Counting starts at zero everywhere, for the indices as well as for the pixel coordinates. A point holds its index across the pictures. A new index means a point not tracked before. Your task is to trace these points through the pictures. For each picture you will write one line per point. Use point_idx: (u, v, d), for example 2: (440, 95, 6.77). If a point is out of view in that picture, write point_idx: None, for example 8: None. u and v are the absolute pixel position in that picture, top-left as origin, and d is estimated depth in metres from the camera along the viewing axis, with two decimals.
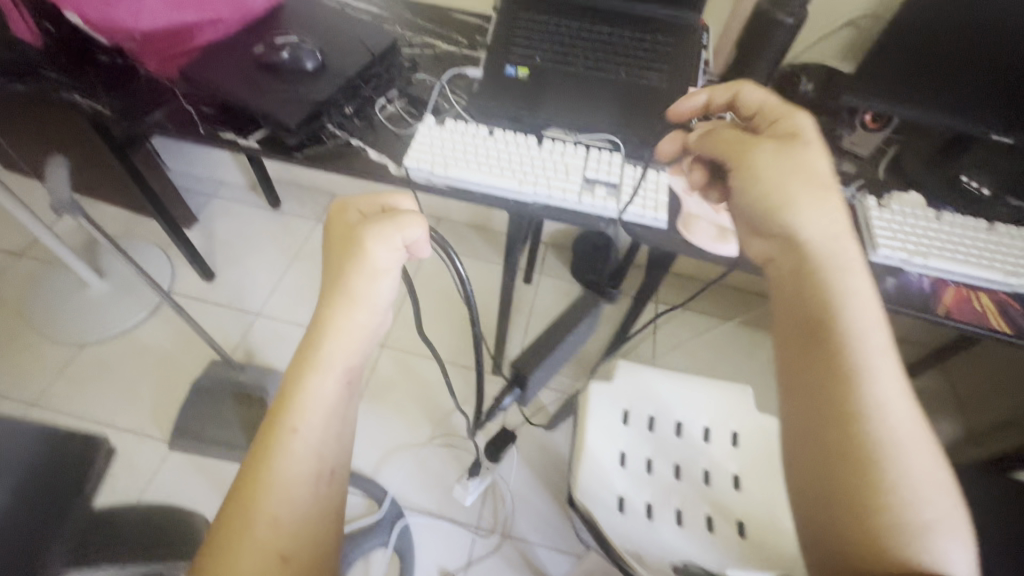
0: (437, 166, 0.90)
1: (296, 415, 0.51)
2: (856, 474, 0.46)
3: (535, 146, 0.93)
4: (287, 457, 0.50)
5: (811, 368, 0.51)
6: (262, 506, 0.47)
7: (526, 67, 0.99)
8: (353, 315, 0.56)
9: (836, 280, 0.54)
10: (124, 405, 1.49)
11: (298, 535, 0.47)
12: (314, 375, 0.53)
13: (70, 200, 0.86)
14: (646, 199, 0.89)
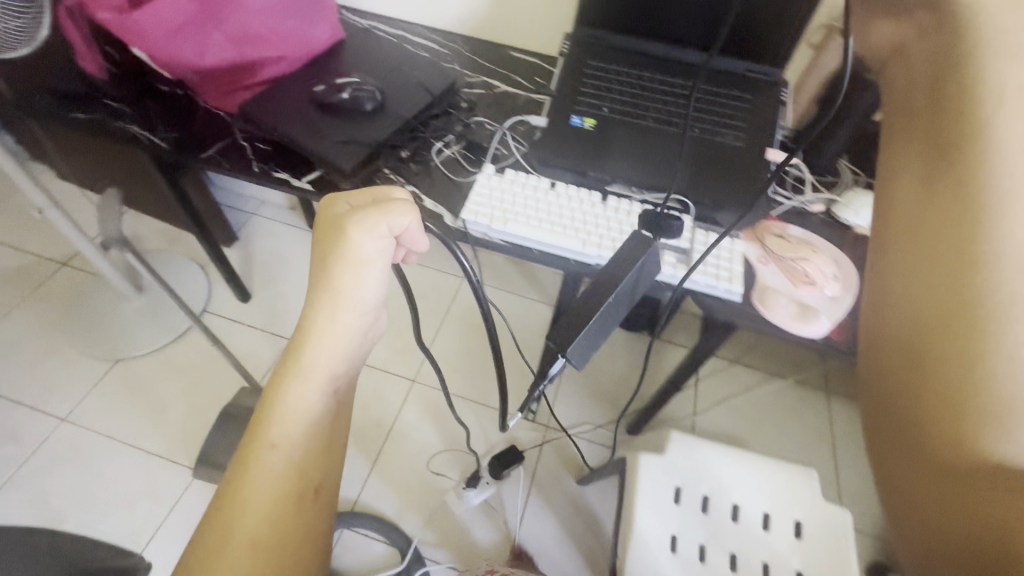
0: (496, 220, 0.85)
1: (274, 430, 0.55)
2: (953, 358, 0.36)
3: (599, 204, 0.88)
4: (269, 469, 0.54)
5: (929, 294, 0.38)
6: (245, 511, 0.52)
7: (594, 118, 0.94)
8: (339, 320, 0.60)
9: (977, 111, 0.39)
10: (151, 426, 1.46)
11: (277, 538, 0.53)
12: (297, 388, 0.57)
13: (119, 235, 0.84)
14: (719, 267, 0.83)
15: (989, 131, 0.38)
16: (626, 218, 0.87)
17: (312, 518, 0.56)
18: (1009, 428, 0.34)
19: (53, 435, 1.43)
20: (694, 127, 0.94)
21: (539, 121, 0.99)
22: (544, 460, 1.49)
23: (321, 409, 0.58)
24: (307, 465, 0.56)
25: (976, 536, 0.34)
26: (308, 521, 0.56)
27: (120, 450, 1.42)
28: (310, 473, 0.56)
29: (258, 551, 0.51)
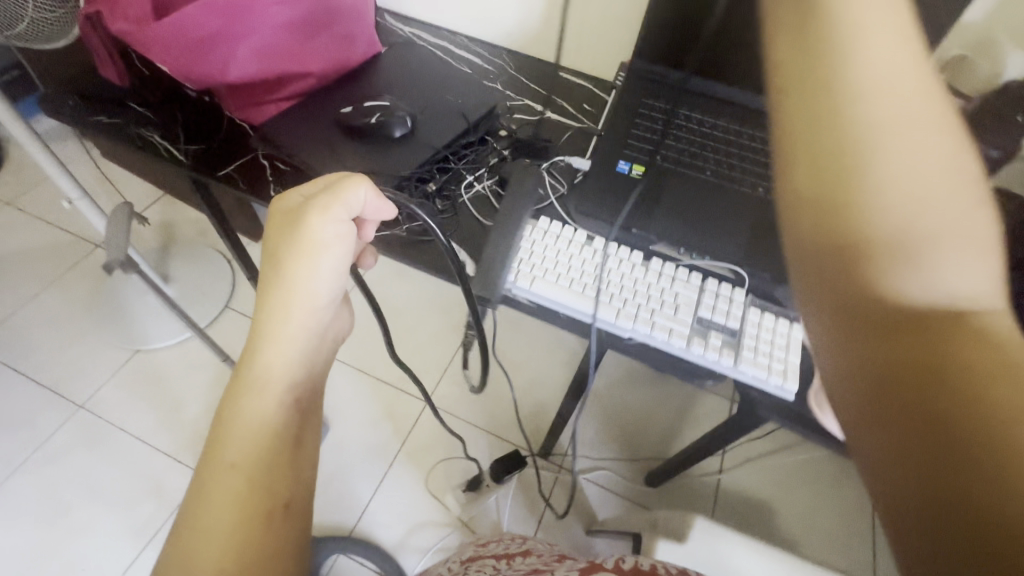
0: (522, 277, 0.77)
1: (230, 450, 0.50)
2: (912, 346, 0.32)
3: (640, 267, 0.78)
4: (227, 488, 0.48)
5: (819, 173, 0.38)
6: (203, 536, 0.46)
7: (643, 166, 0.84)
8: (293, 321, 0.57)
9: (840, 69, 0.38)
10: (163, 422, 1.46)
11: (238, 554, 0.46)
12: (256, 398, 0.53)
13: (126, 260, 0.80)
14: (773, 358, 0.72)
15: (854, 90, 0.38)
16: (669, 287, 0.77)
17: (284, 535, 0.49)
18: (905, 274, 0.36)
19: (70, 422, 1.45)
20: (758, 185, 0.83)
21: (583, 163, 0.89)
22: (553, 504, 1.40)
23: (278, 416, 0.54)
24: (266, 475, 0.50)
25: (928, 435, 0.29)
26: (278, 536, 0.49)
27: (131, 443, 1.42)
28: (270, 481, 0.50)
29: (223, 574, 0.45)
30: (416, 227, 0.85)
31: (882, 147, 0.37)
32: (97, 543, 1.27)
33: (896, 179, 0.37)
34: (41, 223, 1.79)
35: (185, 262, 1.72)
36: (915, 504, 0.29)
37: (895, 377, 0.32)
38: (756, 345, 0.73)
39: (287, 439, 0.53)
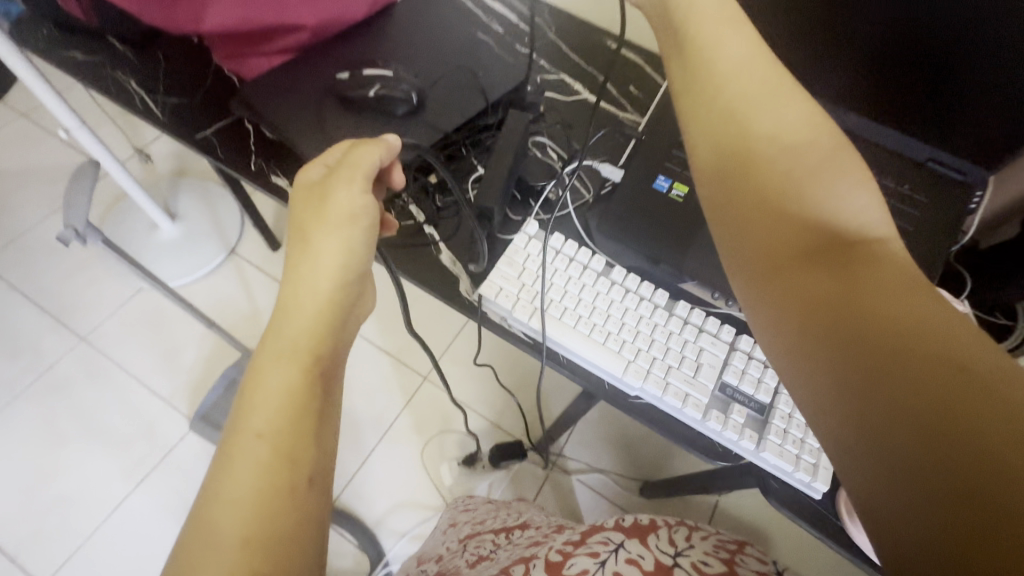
0: (521, 308, 0.66)
1: (253, 417, 0.38)
2: (820, 309, 0.39)
3: (663, 312, 0.67)
4: (250, 463, 0.36)
5: (722, 150, 0.46)
6: (221, 522, 0.34)
7: (687, 185, 0.70)
8: (323, 303, 0.44)
9: (722, 81, 0.47)
10: (161, 365, 1.42)
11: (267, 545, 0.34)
12: (289, 364, 0.40)
13: (84, 225, 0.72)
14: (803, 446, 0.60)
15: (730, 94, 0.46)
16: (692, 340, 0.65)
17: (318, 519, 0.36)
18: (805, 214, 0.43)
19: (69, 354, 1.43)
20: None
21: (614, 172, 0.75)
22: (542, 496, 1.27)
23: (313, 386, 0.40)
24: (295, 444, 0.37)
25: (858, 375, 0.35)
26: (313, 524, 0.36)
27: (128, 383, 1.39)
28: (303, 454, 0.37)
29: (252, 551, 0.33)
30: (411, 226, 0.74)
31: (755, 113, 0.46)
32: (92, 480, 1.29)
33: (774, 138, 0.45)
34: (58, 141, 1.73)
35: (192, 197, 1.56)
36: (876, 419, 0.33)
37: (815, 309, 0.39)
38: (786, 428, 0.61)
39: (324, 411, 0.40)
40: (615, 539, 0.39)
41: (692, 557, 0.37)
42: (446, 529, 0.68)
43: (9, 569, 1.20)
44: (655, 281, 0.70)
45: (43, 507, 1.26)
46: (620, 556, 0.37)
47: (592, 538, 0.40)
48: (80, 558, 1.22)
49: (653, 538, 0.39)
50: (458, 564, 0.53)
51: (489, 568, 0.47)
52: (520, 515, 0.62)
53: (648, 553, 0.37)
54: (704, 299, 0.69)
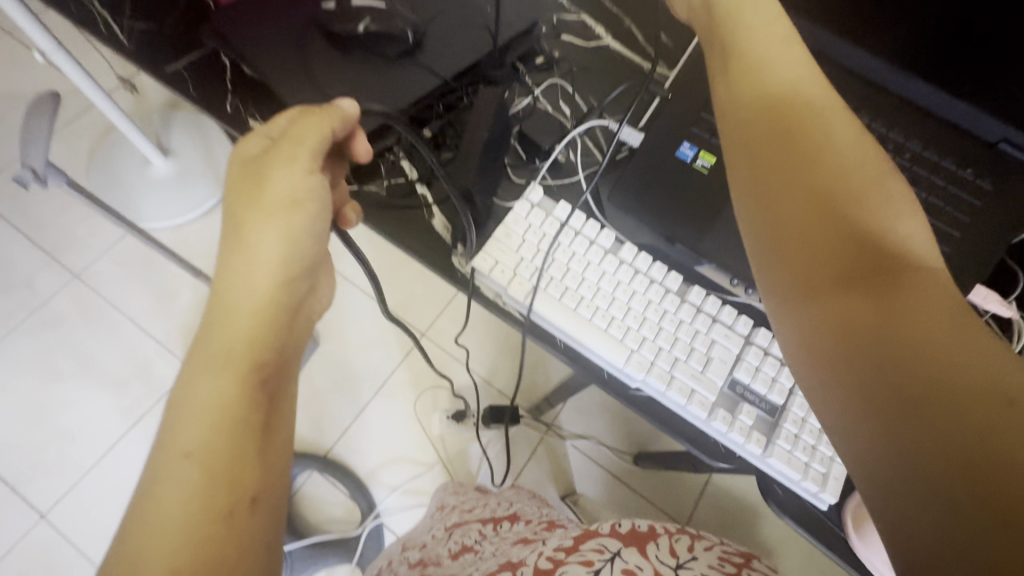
0: (518, 286, 0.60)
1: (183, 432, 0.36)
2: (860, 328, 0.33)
3: (674, 298, 0.61)
4: (179, 487, 0.35)
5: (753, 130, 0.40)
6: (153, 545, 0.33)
7: (715, 155, 0.61)
8: (265, 289, 0.43)
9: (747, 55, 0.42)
10: (151, 306, 1.34)
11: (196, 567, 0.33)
12: (220, 370, 0.39)
13: (43, 170, 0.68)
14: (815, 454, 0.55)
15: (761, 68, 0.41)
16: (703, 332, 0.60)
17: (255, 542, 0.35)
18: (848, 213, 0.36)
19: (62, 291, 1.34)
20: None
21: (634, 136, 0.66)
22: (535, 461, 1.20)
23: (249, 396, 0.38)
24: (231, 464, 0.36)
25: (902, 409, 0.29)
26: (253, 545, 0.35)
27: (121, 324, 1.31)
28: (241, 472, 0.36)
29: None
30: (402, 186, 0.66)
31: (790, 91, 0.40)
32: (80, 420, 1.24)
33: (814, 119, 0.39)
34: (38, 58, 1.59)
35: (185, 130, 1.44)
36: (921, 461, 0.28)
37: (850, 334, 0.33)
38: (797, 434, 0.56)
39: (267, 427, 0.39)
40: (612, 547, 0.35)
41: (694, 570, 0.34)
42: (435, 512, 0.67)
43: (9, 498, 1.17)
44: (669, 262, 0.64)
45: (41, 441, 1.22)
46: (617, 566, 0.33)
47: (586, 544, 0.36)
48: (78, 494, 1.18)
49: (654, 548, 0.36)
50: (441, 552, 0.50)
51: (474, 560, 0.44)
52: (509, 504, 0.60)
53: (647, 564, 0.34)
54: (722, 285, 0.63)
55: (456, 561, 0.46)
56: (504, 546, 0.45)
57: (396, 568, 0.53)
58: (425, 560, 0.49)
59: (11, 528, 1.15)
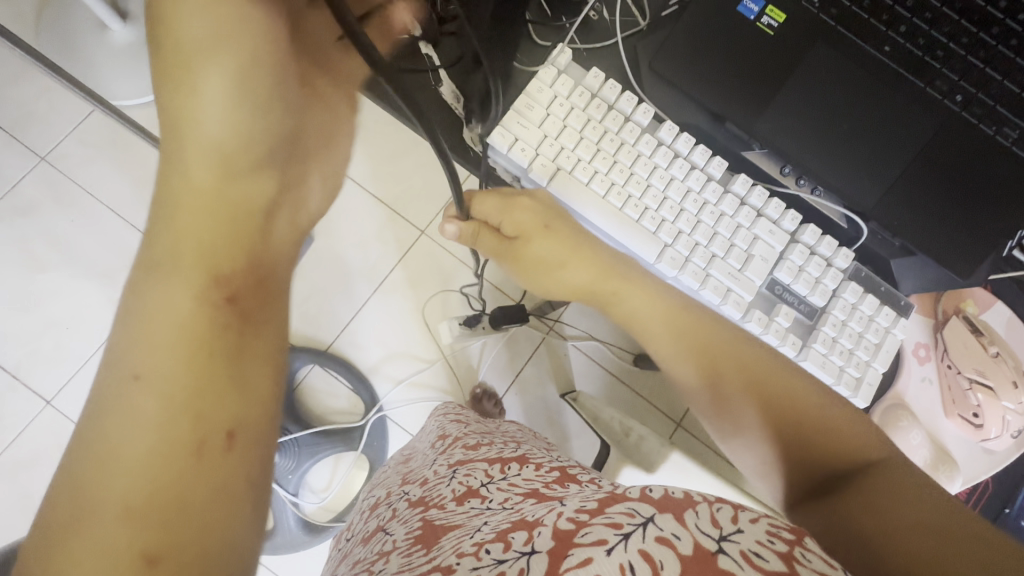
0: (540, 167, 0.53)
1: (131, 355, 0.35)
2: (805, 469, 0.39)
3: (716, 187, 0.54)
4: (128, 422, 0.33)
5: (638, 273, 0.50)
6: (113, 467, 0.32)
7: (785, 12, 0.51)
8: (229, 119, 0.45)
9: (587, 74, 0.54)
10: (133, 194, 1.24)
11: (156, 493, 0.32)
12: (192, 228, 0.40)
13: None
14: (851, 359, 0.53)
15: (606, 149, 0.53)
16: (746, 227, 0.54)
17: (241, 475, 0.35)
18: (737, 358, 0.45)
19: (31, 172, 1.22)
20: (958, 94, 0.49)
21: None
22: (536, 359, 1.20)
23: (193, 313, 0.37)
24: (198, 396, 0.35)
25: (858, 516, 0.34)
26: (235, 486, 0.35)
27: (101, 212, 1.22)
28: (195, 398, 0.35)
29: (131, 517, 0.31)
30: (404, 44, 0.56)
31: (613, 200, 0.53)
32: (75, 311, 1.20)
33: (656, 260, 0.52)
34: None
35: None
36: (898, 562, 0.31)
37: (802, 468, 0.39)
38: (835, 338, 0.53)
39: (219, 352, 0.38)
40: (643, 513, 0.32)
41: (741, 544, 0.29)
42: (433, 442, 0.64)
43: (12, 384, 1.16)
44: (714, 146, 0.57)
45: (35, 329, 1.19)
46: (649, 532, 0.30)
47: (612, 507, 0.33)
48: (83, 380, 1.18)
49: (692, 516, 0.31)
50: (444, 493, 0.47)
51: (481, 510, 0.42)
52: (517, 445, 0.57)
53: (685, 533, 0.30)
54: (771, 175, 0.56)
55: (461, 506, 0.44)
56: (514, 498, 0.42)
57: (395, 503, 0.51)
58: (427, 501, 0.47)
59: (19, 411, 1.16)
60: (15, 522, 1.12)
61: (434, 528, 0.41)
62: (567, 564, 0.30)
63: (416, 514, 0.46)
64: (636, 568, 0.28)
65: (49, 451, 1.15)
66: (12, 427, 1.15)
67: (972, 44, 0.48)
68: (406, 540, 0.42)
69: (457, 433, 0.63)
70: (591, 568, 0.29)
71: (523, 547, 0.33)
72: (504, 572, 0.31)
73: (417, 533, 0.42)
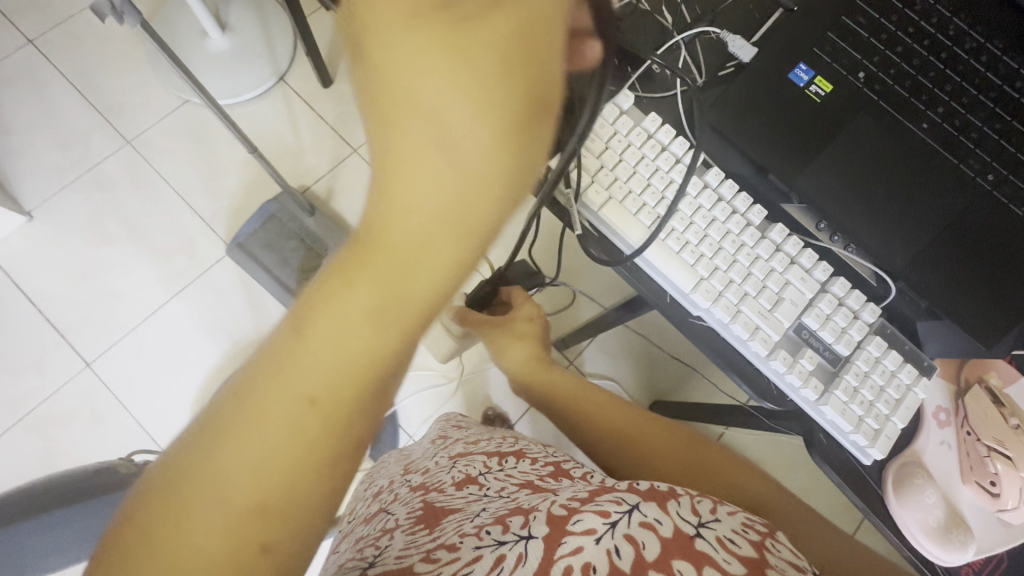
0: (594, 193, 0.58)
1: (268, 391, 0.26)
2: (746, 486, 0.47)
3: (754, 232, 0.58)
4: (233, 445, 0.26)
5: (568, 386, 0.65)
6: (234, 474, 0.25)
7: (833, 84, 0.56)
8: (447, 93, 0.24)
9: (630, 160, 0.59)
10: (202, 184, 1.34)
11: (284, 521, 0.26)
12: (360, 299, 0.26)
13: (130, 15, 0.65)
14: (870, 410, 0.55)
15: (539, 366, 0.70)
16: (778, 271, 0.58)
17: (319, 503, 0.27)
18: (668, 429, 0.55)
19: (117, 153, 1.34)
20: (989, 174, 0.53)
21: (745, 51, 0.61)
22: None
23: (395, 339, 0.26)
24: (326, 381, 0.26)
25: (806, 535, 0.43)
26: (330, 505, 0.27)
27: (169, 196, 1.32)
28: (361, 420, 0.27)
29: (239, 532, 0.25)
30: None
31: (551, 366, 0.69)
32: (130, 283, 1.28)
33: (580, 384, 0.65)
34: None
35: (247, 6, 1.38)
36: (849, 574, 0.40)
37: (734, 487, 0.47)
38: (857, 387, 0.55)
39: (389, 384, 0.28)
40: (629, 501, 0.35)
41: (717, 531, 0.33)
42: (434, 440, 0.67)
43: (59, 343, 1.24)
44: (755, 195, 0.61)
45: (89, 295, 1.26)
46: (633, 519, 0.33)
47: (601, 497, 0.36)
48: (123, 348, 1.24)
49: (674, 505, 0.35)
50: (443, 479, 0.49)
51: (479, 495, 0.43)
52: (515, 442, 0.58)
53: (666, 519, 0.33)
54: (806, 227, 0.61)
55: (460, 490, 0.45)
56: (510, 487, 0.44)
57: (397, 489, 0.51)
58: (427, 485, 0.48)
59: (61, 370, 1.22)
60: (34, 476, 1.16)
61: (435, 509, 0.42)
62: (560, 553, 0.31)
63: (416, 496, 0.47)
64: (621, 551, 0.31)
65: (79, 410, 1.21)
66: (51, 384, 1.21)
67: (1005, 132, 0.52)
68: (407, 519, 0.42)
69: (458, 435, 0.65)
70: (583, 558, 0.31)
71: (520, 530, 0.34)
72: (503, 556, 0.32)
73: (418, 512, 0.42)
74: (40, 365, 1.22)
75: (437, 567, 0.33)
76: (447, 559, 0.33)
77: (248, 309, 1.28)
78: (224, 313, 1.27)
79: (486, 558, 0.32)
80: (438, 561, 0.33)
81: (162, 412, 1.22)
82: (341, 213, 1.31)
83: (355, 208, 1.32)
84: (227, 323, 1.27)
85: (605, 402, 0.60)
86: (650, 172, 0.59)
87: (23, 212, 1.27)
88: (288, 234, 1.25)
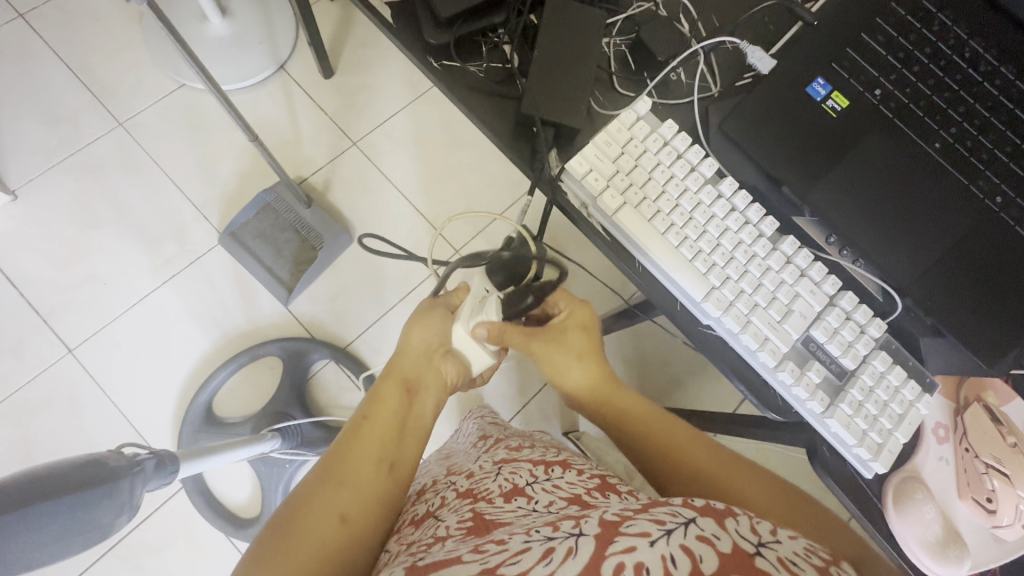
0: (610, 198, 0.57)
1: (351, 449, 0.47)
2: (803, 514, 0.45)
3: (767, 243, 0.58)
4: (335, 477, 0.44)
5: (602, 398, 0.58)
6: (337, 493, 0.43)
7: (850, 100, 0.56)
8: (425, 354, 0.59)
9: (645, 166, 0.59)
10: (196, 171, 1.30)
11: (358, 524, 0.42)
12: (390, 409, 0.51)
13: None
14: (874, 424, 0.55)
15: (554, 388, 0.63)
16: (789, 283, 0.58)
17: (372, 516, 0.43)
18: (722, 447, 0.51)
19: (108, 134, 1.30)
20: (998, 197, 0.53)
21: (764, 62, 0.61)
22: (545, 394, 1.22)
23: (405, 423, 0.51)
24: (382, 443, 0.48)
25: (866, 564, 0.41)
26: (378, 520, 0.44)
27: (162, 182, 1.29)
28: (400, 462, 0.48)
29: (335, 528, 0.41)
30: (500, 71, 0.62)
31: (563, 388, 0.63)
32: (115, 270, 1.24)
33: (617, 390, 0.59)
34: None
35: None
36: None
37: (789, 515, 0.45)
38: (862, 402, 0.56)
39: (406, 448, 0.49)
40: (685, 514, 0.33)
41: (778, 553, 0.31)
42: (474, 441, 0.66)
43: (41, 328, 1.20)
44: (768, 207, 0.61)
45: (73, 280, 1.23)
46: (690, 530, 0.31)
47: (657, 508, 0.35)
48: (108, 335, 1.21)
49: (732, 523, 0.33)
50: (490, 488, 0.48)
51: (527, 509, 0.43)
52: (557, 451, 0.58)
53: (724, 535, 0.31)
54: (816, 241, 0.61)
55: (509, 503, 0.45)
56: (559, 501, 0.43)
57: (442, 491, 0.51)
58: (474, 493, 0.48)
59: (41, 354, 1.18)
60: (8, 463, 1.12)
61: (485, 521, 0.41)
62: (611, 551, 0.31)
63: (465, 504, 0.46)
64: (677, 561, 0.29)
65: (59, 398, 1.17)
66: (30, 368, 1.17)
67: (1014, 154, 0.53)
68: (458, 529, 0.41)
69: (497, 437, 0.64)
70: (636, 556, 0.30)
71: (571, 529, 0.34)
72: (552, 548, 0.32)
73: (469, 523, 0.42)
74: (18, 348, 1.18)
75: (484, 556, 0.33)
76: (495, 549, 0.33)
77: (238, 299, 1.25)
78: (214, 303, 1.24)
79: (534, 550, 0.32)
80: (485, 551, 0.34)
81: (145, 403, 1.19)
82: (339, 207, 1.29)
83: (352, 203, 1.30)
84: (216, 314, 1.24)
85: (681, 428, 0.53)
86: (665, 178, 0.59)
87: (7, 191, 1.23)
88: (284, 226, 1.22)
